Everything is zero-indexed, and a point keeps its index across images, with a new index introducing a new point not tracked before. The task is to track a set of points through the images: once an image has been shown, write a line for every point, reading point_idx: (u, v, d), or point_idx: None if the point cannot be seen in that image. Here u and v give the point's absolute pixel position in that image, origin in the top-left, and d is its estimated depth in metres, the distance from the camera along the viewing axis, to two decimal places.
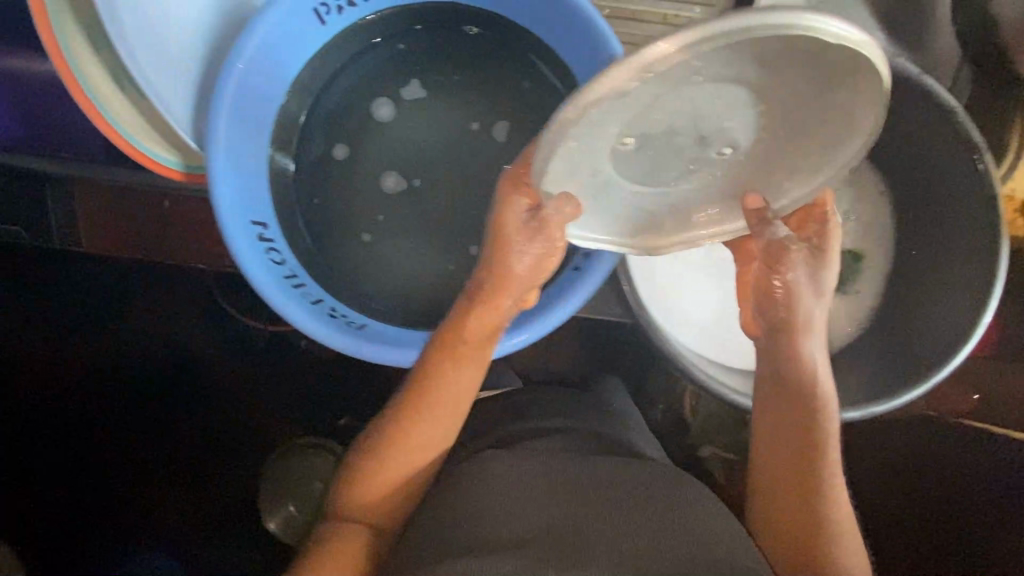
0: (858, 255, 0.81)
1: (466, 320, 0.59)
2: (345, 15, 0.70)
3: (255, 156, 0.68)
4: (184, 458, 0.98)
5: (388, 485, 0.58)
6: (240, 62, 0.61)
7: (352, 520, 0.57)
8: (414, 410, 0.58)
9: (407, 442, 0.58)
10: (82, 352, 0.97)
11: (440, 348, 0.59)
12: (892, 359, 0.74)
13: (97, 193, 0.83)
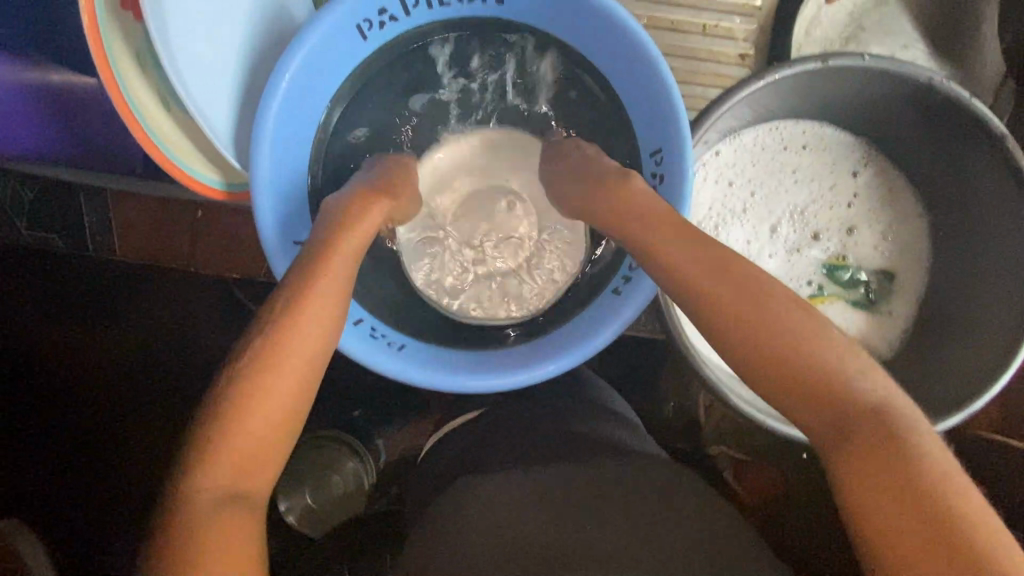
0: (890, 275, 0.79)
1: (319, 267, 0.56)
2: (387, 30, 0.68)
3: (296, 175, 0.67)
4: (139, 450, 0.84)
5: (246, 450, 0.47)
6: (286, 73, 0.61)
7: (209, 498, 0.45)
8: (259, 359, 0.50)
9: (254, 397, 0.48)
10: (47, 347, 0.86)
11: (282, 298, 0.53)
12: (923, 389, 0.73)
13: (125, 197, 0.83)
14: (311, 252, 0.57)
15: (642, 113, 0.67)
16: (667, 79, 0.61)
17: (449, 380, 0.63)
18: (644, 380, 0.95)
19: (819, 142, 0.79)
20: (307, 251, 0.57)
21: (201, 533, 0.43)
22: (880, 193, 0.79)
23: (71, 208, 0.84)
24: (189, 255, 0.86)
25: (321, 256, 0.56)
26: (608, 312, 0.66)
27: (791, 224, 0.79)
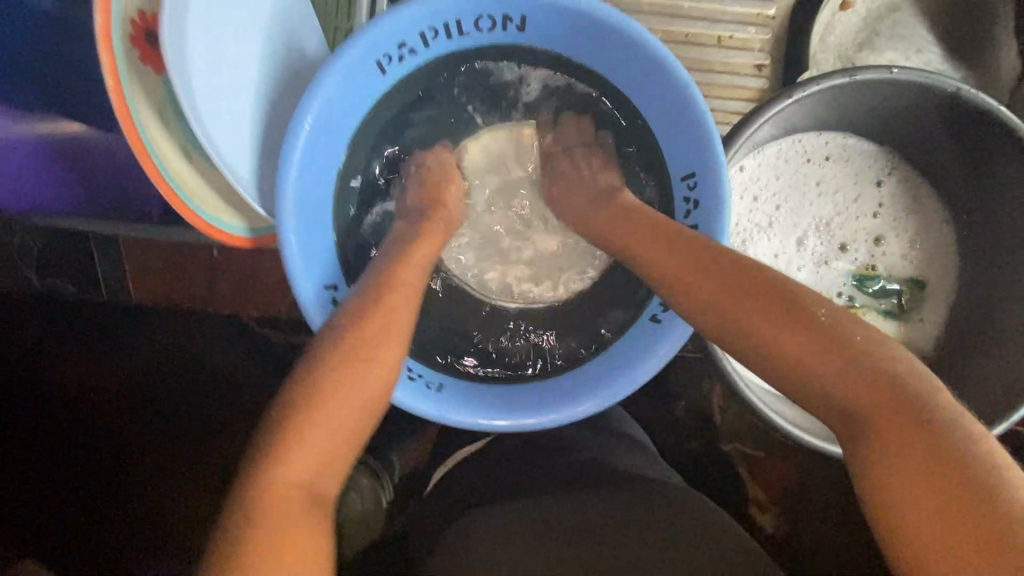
0: (920, 283, 0.80)
1: (386, 291, 0.58)
2: (405, 64, 0.67)
3: (321, 216, 0.65)
4: None
5: (323, 446, 0.49)
6: (306, 119, 0.59)
7: (287, 490, 0.46)
8: (340, 363, 0.52)
9: (324, 403, 0.50)
10: None
11: (357, 312, 0.55)
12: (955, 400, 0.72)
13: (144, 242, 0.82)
14: (376, 282, 0.59)
15: (671, 136, 0.66)
16: (699, 104, 0.60)
17: (497, 420, 0.62)
18: (665, 398, 0.94)
19: (843, 152, 0.78)
20: (368, 282, 0.59)
21: (282, 524, 0.45)
22: (904, 202, 0.79)
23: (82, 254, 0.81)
24: (208, 295, 0.84)
25: (389, 278, 0.59)
26: (649, 341, 0.65)
27: (818, 237, 0.78)
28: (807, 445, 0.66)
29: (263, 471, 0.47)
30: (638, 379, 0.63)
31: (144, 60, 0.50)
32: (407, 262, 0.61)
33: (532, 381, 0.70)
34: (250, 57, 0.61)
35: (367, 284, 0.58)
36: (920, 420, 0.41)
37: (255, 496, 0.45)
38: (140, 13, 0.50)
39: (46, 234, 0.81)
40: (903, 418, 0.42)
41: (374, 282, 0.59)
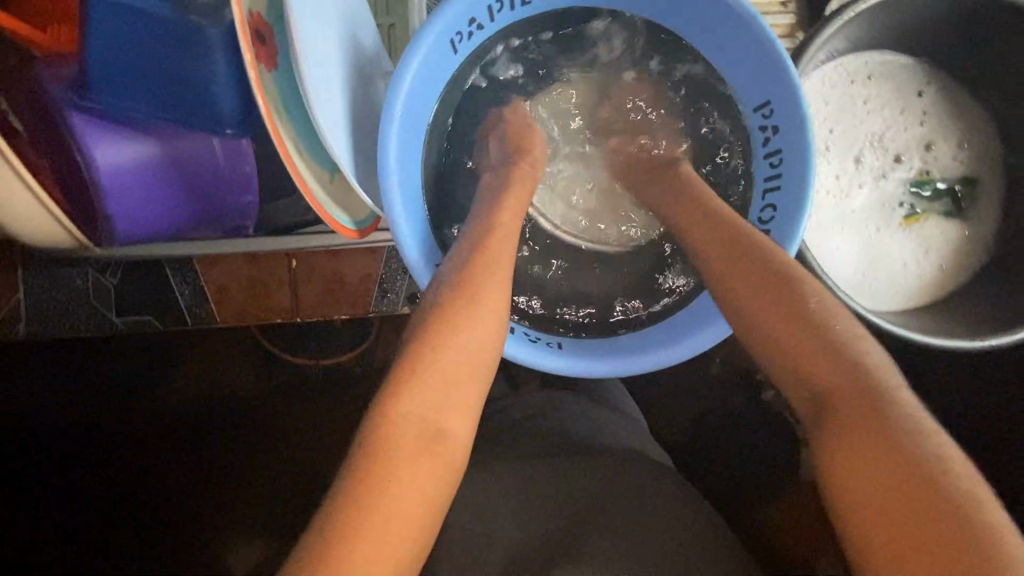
0: (973, 181, 0.83)
1: (482, 250, 0.60)
2: (473, 40, 0.68)
3: (417, 198, 0.67)
4: (262, 456, 0.96)
5: (440, 387, 0.52)
6: (399, 101, 0.61)
7: (410, 424, 0.50)
8: (446, 314, 0.55)
9: (440, 341, 0.54)
10: (156, 390, 0.94)
11: (462, 273, 0.58)
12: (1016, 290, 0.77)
13: (221, 268, 0.82)
14: (480, 244, 0.60)
15: (736, 71, 0.69)
16: (771, 33, 0.62)
17: (621, 365, 0.64)
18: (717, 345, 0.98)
19: (884, 69, 0.82)
20: (467, 248, 0.60)
21: (408, 452, 0.49)
22: (945, 109, 0.83)
23: (160, 284, 0.82)
24: (295, 306, 0.84)
25: (481, 237, 0.61)
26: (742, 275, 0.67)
27: (873, 152, 0.82)
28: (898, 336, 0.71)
29: (390, 412, 0.50)
30: (716, 332, 0.64)
31: (258, 58, 0.51)
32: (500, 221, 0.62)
33: (635, 327, 0.73)
34: (334, 49, 0.62)
35: (469, 249, 0.60)
36: (894, 438, 0.47)
37: (381, 429, 0.49)
38: (250, 14, 0.50)
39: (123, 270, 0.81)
40: (873, 433, 0.48)
41: (471, 247, 0.60)
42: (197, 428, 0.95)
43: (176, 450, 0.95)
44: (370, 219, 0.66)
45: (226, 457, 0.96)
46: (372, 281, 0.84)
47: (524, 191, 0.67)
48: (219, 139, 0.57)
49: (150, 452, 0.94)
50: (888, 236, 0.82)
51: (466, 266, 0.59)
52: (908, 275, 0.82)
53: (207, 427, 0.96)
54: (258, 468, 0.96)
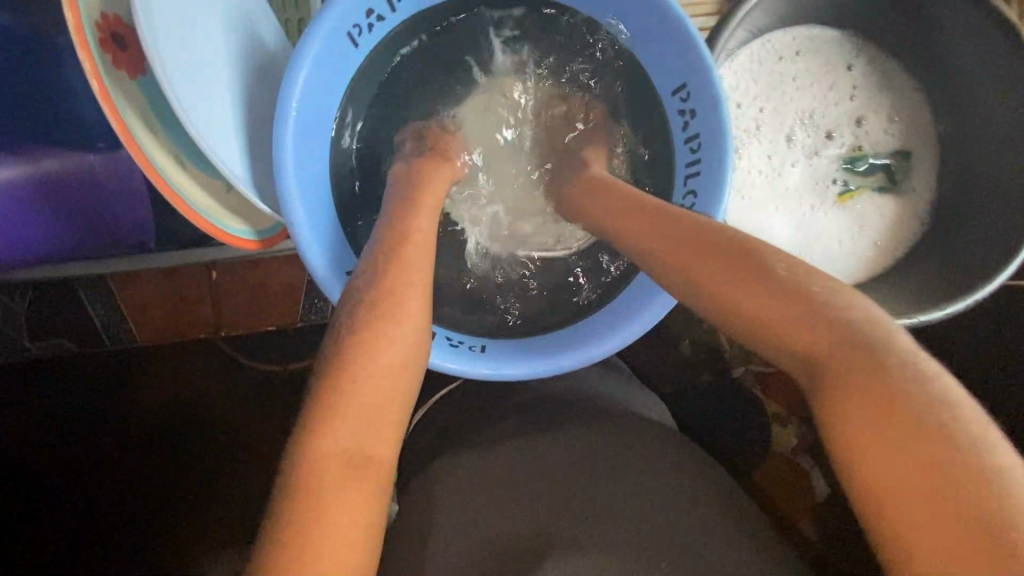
0: (906, 154, 0.82)
1: (389, 254, 0.56)
2: (374, 34, 0.66)
3: (322, 203, 0.64)
4: (207, 481, 0.88)
5: (366, 412, 0.48)
6: (292, 101, 0.58)
7: (335, 455, 0.45)
8: (366, 330, 0.51)
9: (358, 364, 0.49)
10: (87, 419, 0.86)
11: (373, 280, 0.54)
12: (967, 257, 0.75)
13: (148, 285, 0.80)
14: (387, 245, 0.57)
15: (649, 51, 0.68)
16: (676, 11, 0.61)
17: (550, 365, 0.63)
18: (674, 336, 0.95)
19: (811, 44, 0.80)
20: (380, 248, 0.57)
21: (337, 490, 0.44)
22: (875, 81, 0.81)
23: (69, 303, 0.78)
24: (217, 319, 0.83)
25: (391, 241, 0.57)
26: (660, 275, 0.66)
27: (805, 129, 0.80)
28: None
29: (308, 440, 0.46)
30: (657, 308, 0.63)
31: (116, 64, 0.48)
32: (412, 223, 0.59)
33: (569, 325, 0.71)
34: (220, 49, 0.58)
35: (381, 250, 0.57)
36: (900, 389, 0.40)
37: (302, 463, 0.44)
38: (102, 16, 0.48)
39: (43, 297, 0.78)
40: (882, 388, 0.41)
41: (383, 247, 0.57)
42: (136, 454, 0.88)
43: (117, 479, 0.87)
44: (276, 227, 0.64)
45: (171, 486, 0.88)
46: (298, 287, 0.83)
47: (441, 190, 0.65)
48: (96, 154, 0.57)
49: (86, 483, 0.87)
50: (823, 215, 0.81)
51: (375, 269, 0.56)
52: (844, 253, 0.82)
53: (146, 453, 0.88)
54: (240, 472, 0.88)
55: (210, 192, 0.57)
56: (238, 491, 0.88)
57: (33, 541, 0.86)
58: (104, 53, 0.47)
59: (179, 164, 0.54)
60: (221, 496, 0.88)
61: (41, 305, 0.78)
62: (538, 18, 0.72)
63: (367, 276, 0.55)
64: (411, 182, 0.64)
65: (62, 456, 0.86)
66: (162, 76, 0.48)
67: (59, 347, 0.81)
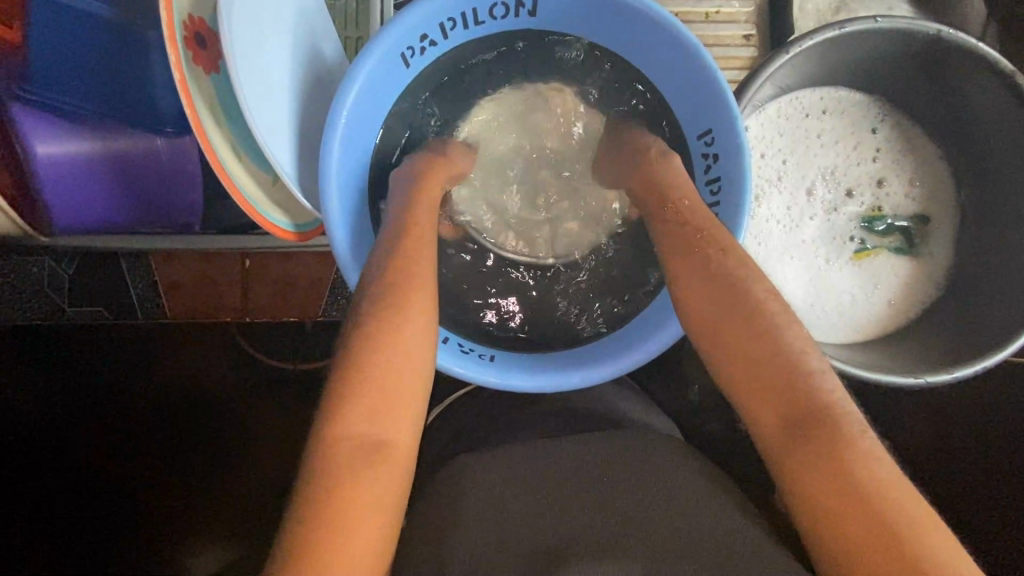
0: (925, 218, 0.84)
1: (404, 254, 0.59)
2: (425, 56, 0.71)
3: (357, 203, 0.68)
4: (224, 454, 0.93)
5: (382, 403, 0.51)
6: (344, 108, 0.63)
7: (354, 440, 0.49)
8: (386, 325, 0.54)
9: (381, 357, 0.53)
10: (115, 384, 0.91)
11: (396, 277, 0.57)
12: (985, 317, 0.75)
13: (189, 261, 0.85)
14: (408, 243, 0.59)
15: (680, 94, 0.72)
16: (708, 61, 0.65)
17: (557, 380, 0.64)
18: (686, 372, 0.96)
19: (838, 106, 0.83)
20: (404, 247, 0.60)
21: (354, 469, 0.48)
22: (899, 145, 0.84)
23: (112, 273, 0.84)
24: (243, 306, 0.88)
25: (407, 238, 0.60)
26: (659, 321, 0.69)
27: (825, 185, 0.83)
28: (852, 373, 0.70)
29: (330, 425, 0.50)
30: (657, 347, 0.66)
31: (196, 60, 0.54)
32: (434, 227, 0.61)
33: (580, 348, 0.73)
34: (285, 58, 0.64)
35: (400, 249, 0.59)
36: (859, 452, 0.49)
37: (327, 441, 0.49)
38: (189, 18, 0.53)
39: (95, 265, 0.84)
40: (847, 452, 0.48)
41: (408, 246, 0.60)
42: (158, 422, 0.93)
43: (139, 444, 0.92)
44: (313, 223, 0.69)
45: (190, 457, 0.93)
46: (323, 285, 0.88)
47: (434, 184, 0.68)
48: (162, 139, 0.62)
49: (109, 444, 0.92)
50: (838, 271, 0.83)
51: (401, 266, 0.58)
52: (856, 310, 0.83)
53: (167, 423, 0.93)
54: (257, 454, 0.93)
55: (259, 182, 0.62)
56: (253, 467, 0.93)
57: (55, 495, 0.91)
58: (186, 50, 0.53)
59: (235, 153, 0.59)
60: (236, 472, 0.93)
61: (91, 272, 0.84)
62: (577, 52, 0.76)
63: (391, 272, 0.58)
64: (414, 183, 0.67)
65: (88, 417, 0.91)
66: (234, 76, 0.53)
67: (98, 315, 0.86)
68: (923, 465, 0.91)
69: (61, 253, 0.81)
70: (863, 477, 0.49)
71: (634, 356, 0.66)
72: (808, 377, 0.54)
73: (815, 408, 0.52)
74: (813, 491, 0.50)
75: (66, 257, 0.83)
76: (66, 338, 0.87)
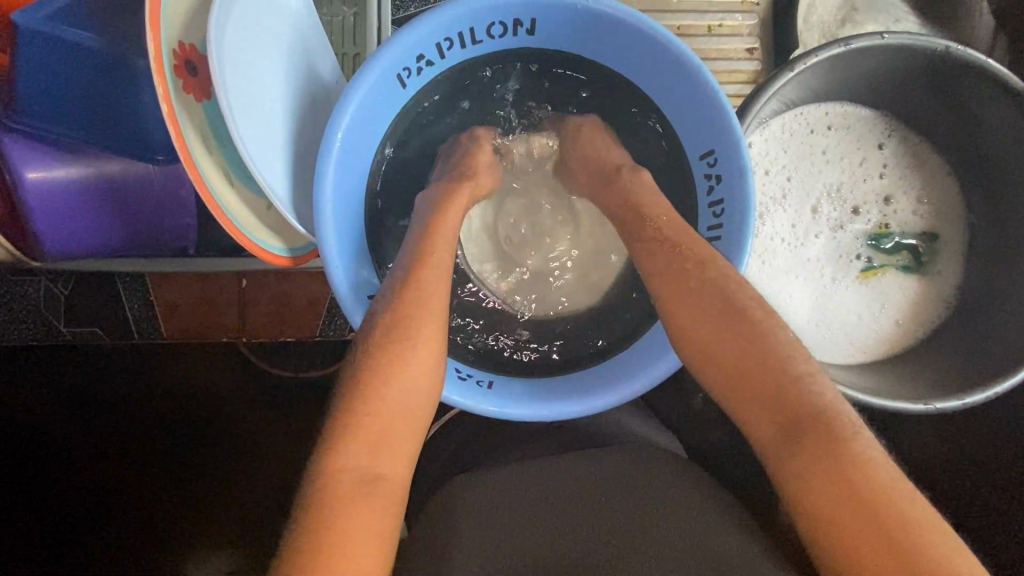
0: (934, 235, 0.82)
1: (398, 280, 0.57)
2: (423, 76, 0.70)
3: (354, 226, 0.67)
4: (220, 473, 0.91)
5: (377, 439, 0.50)
6: (340, 132, 0.62)
7: (346, 478, 0.48)
8: (382, 355, 0.53)
9: (374, 390, 0.51)
10: (106, 404, 0.89)
11: (390, 304, 0.56)
12: (999, 338, 0.73)
13: (184, 282, 0.84)
14: (403, 268, 0.58)
15: (682, 113, 0.70)
16: (710, 82, 0.63)
17: (558, 409, 0.63)
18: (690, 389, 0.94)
19: (843, 121, 0.81)
20: (397, 273, 0.58)
21: (348, 509, 0.47)
22: (907, 161, 0.82)
23: (106, 293, 0.84)
24: (240, 326, 0.87)
25: (401, 262, 0.59)
26: (662, 345, 0.67)
27: (831, 202, 0.81)
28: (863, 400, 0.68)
29: (323, 458, 0.49)
30: (659, 373, 0.64)
31: (186, 88, 0.53)
32: (429, 252, 0.60)
33: (582, 373, 0.71)
34: (280, 81, 0.63)
35: (395, 274, 0.58)
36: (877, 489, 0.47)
37: (319, 480, 0.47)
38: (179, 45, 0.52)
39: (90, 285, 0.83)
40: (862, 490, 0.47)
41: (402, 271, 0.58)
42: (151, 441, 0.91)
43: (132, 463, 0.91)
44: (308, 247, 0.68)
45: (182, 477, 0.91)
46: (319, 304, 0.87)
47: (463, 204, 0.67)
48: (155, 165, 0.62)
49: (102, 465, 0.90)
50: (845, 290, 0.81)
51: (394, 293, 0.56)
52: (864, 329, 0.81)
53: (160, 442, 0.91)
54: (254, 472, 0.91)
55: (252, 208, 0.61)
56: (249, 486, 0.91)
57: (50, 515, 0.90)
58: (176, 79, 0.52)
59: (228, 179, 0.58)
60: (232, 492, 0.91)
61: (85, 293, 0.83)
62: (576, 70, 0.75)
63: (385, 300, 0.56)
64: (436, 205, 0.65)
65: (81, 438, 0.90)
66: (224, 104, 0.52)
67: (93, 335, 0.85)
68: (932, 480, 0.89)
69: (54, 273, 0.81)
70: (874, 512, 0.47)
71: (635, 385, 0.65)
72: (815, 405, 0.52)
73: (823, 439, 0.50)
74: (822, 527, 0.49)
75: (59, 278, 0.82)
76: (59, 359, 0.86)
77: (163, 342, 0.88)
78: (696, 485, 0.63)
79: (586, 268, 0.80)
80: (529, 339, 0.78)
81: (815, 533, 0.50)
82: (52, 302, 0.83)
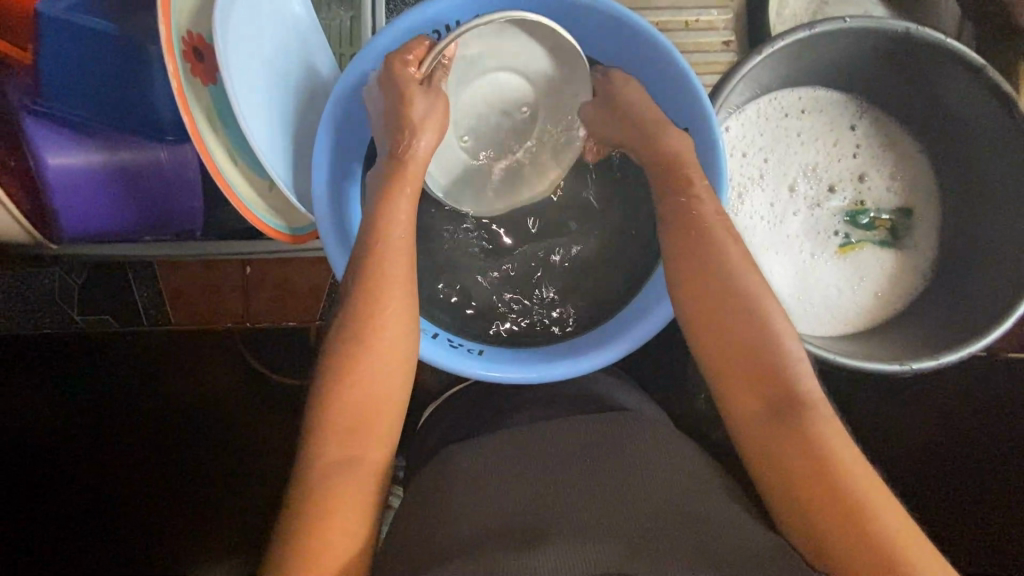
0: (908, 210, 0.85)
1: (389, 250, 0.61)
2: None
3: (350, 205, 0.72)
4: (227, 458, 0.95)
5: (350, 417, 0.55)
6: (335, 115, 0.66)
7: (324, 455, 0.53)
8: (355, 336, 0.57)
9: (345, 373, 0.56)
10: (118, 390, 0.93)
11: (378, 276, 0.60)
12: (975, 304, 0.75)
13: (193, 270, 0.89)
14: (393, 239, 0.62)
15: (660, 95, 0.75)
16: (682, 64, 0.68)
17: (538, 375, 0.67)
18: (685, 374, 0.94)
19: (815, 104, 0.85)
20: (388, 242, 0.62)
21: (330, 478, 0.52)
22: (878, 141, 0.86)
23: (118, 283, 0.88)
24: (244, 312, 0.91)
25: (389, 233, 0.62)
26: (657, 297, 0.72)
27: (807, 181, 0.85)
28: (841, 364, 0.71)
29: None
30: (657, 320, 0.69)
31: (194, 72, 0.57)
32: (400, 226, 0.62)
33: (570, 343, 0.75)
34: (280, 72, 0.69)
35: (384, 244, 0.61)
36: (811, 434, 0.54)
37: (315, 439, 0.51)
38: (188, 33, 0.58)
39: (103, 275, 0.88)
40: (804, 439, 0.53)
41: (394, 242, 0.62)
42: (162, 424, 0.95)
43: (143, 447, 0.94)
44: (308, 228, 0.72)
45: (191, 460, 0.95)
46: (321, 290, 0.90)
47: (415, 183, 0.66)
48: (164, 149, 0.66)
49: (116, 447, 0.94)
50: (825, 265, 0.84)
51: (384, 263, 0.60)
52: (844, 302, 0.84)
53: (169, 425, 0.95)
54: (259, 453, 0.95)
55: (256, 188, 0.65)
56: (259, 467, 0.95)
57: (67, 497, 0.94)
58: (185, 64, 0.57)
59: (232, 159, 0.62)
60: (240, 473, 0.95)
61: (98, 282, 0.88)
62: None
63: (376, 268, 0.60)
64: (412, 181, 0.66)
65: (95, 422, 0.94)
66: (229, 86, 0.57)
67: (105, 323, 0.90)
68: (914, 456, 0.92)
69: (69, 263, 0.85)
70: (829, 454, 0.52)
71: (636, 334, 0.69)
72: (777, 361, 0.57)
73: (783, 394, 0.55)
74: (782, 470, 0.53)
75: (75, 268, 0.87)
76: (73, 346, 0.91)
77: (170, 330, 0.91)
78: (681, 449, 0.65)
79: (574, 242, 0.81)
80: (518, 307, 0.80)
81: (780, 477, 0.53)
82: (66, 292, 0.88)
